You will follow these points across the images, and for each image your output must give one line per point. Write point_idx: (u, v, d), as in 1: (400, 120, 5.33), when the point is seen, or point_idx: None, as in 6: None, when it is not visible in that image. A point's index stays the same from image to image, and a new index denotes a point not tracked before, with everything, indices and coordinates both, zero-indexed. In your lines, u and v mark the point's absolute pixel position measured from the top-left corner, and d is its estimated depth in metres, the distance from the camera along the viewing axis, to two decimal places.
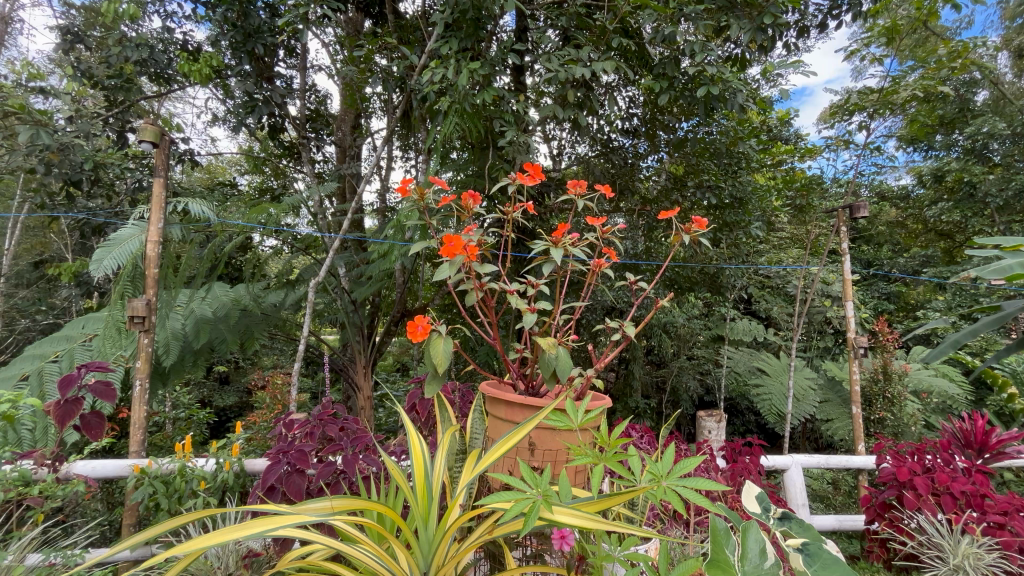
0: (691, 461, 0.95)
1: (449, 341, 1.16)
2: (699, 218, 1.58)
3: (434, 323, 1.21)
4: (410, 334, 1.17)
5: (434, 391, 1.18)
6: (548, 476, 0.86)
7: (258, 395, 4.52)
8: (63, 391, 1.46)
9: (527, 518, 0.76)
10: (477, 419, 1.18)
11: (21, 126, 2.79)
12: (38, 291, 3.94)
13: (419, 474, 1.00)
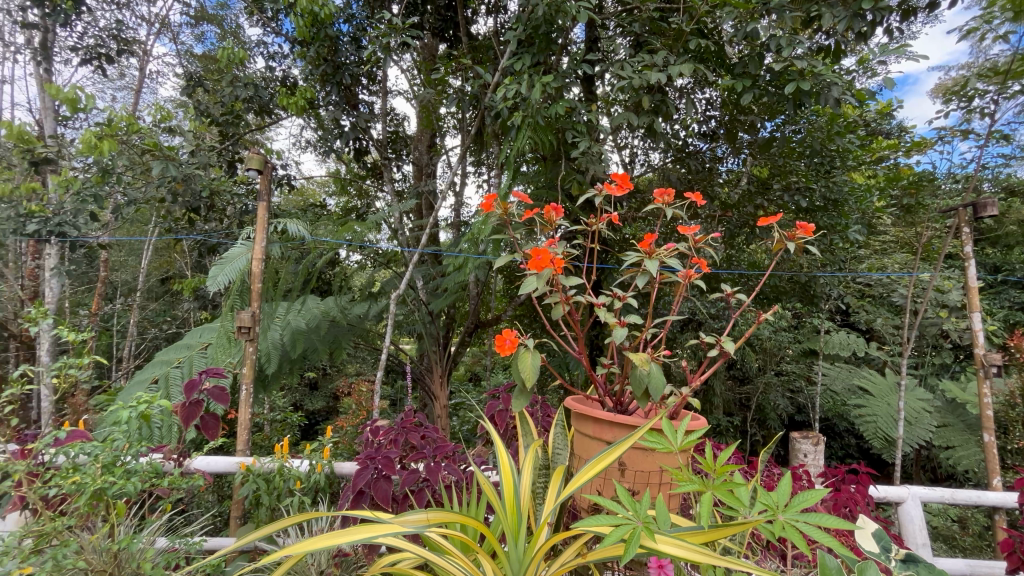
0: (812, 494, 0.86)
1: (536, 355, 1.16)
2: (803, 224, 1.46)
3: (522, 337, 1.21)
4: (498, 348, 1.18)
5: (521, 404, 1.18)
6: (649, 503, 0.83)
7: (344, 401, 4.82)
8: (186, 394, 1.64)
9: (627, 545, 0.73)
10: (564, 437, 1.16)
11: (155, 161, 3.23)
12: (164, 304, 4.51)
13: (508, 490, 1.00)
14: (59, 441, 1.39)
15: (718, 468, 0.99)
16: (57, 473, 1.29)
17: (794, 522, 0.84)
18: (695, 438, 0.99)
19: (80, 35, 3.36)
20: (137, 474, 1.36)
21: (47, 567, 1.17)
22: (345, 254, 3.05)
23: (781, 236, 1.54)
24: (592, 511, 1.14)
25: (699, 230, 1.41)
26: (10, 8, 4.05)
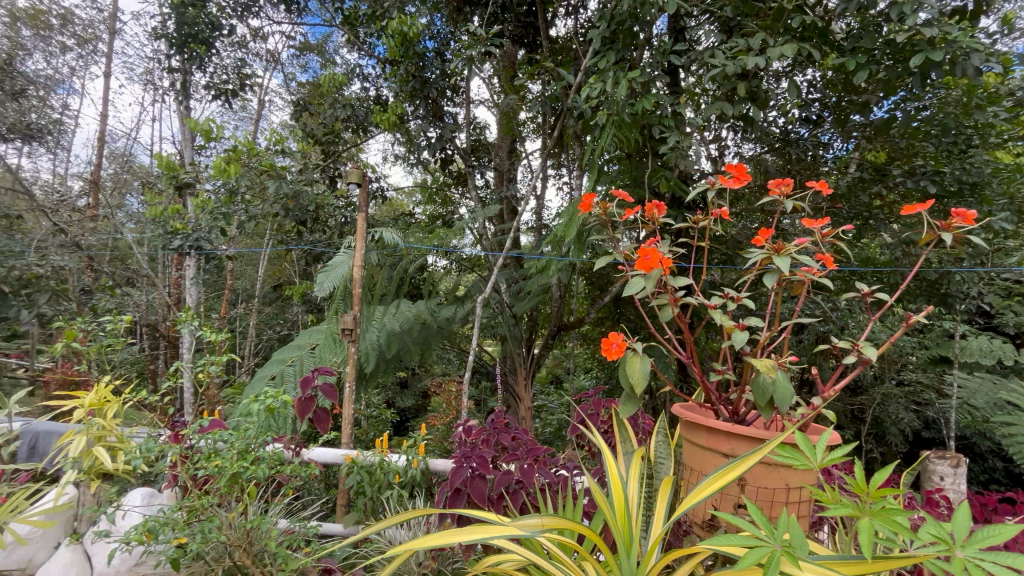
0: (1002, 530, 0.74)
1: (645, 360, 1.12)
2: (962, 211, 1.26)
3: (629, 341, 1.19)
4: (606, 352, 1.17)
5: (628, 411, 1.14)
6: (788, 525, 0.76)
7: (434, 400, 5.04)
8: (303, 390, 1.81)
9: (765, 569, 0.68)
10: (671, 447, 1.12)
11: (270, 181, 3.61)
12: (277, 309, 5.03)
13: (618, 499, 0.98)
14: (203, 428, 1.59)
15: (873, 492, 0.88)
16: (203, 456, 1.48)
17: (976, 560, 0.73)
18: (837, 458, 0.91)
19: (212, 74, 3.87)
20: (265, 461, 1.52)
21: (196, 538, 1.35)
22: (433, 260, 3.19)
23: (931, 225, 1.34)
24: (708, 527, 1.08)
25: (826, 223, 1.28)
26: (160, 57, 4.79)
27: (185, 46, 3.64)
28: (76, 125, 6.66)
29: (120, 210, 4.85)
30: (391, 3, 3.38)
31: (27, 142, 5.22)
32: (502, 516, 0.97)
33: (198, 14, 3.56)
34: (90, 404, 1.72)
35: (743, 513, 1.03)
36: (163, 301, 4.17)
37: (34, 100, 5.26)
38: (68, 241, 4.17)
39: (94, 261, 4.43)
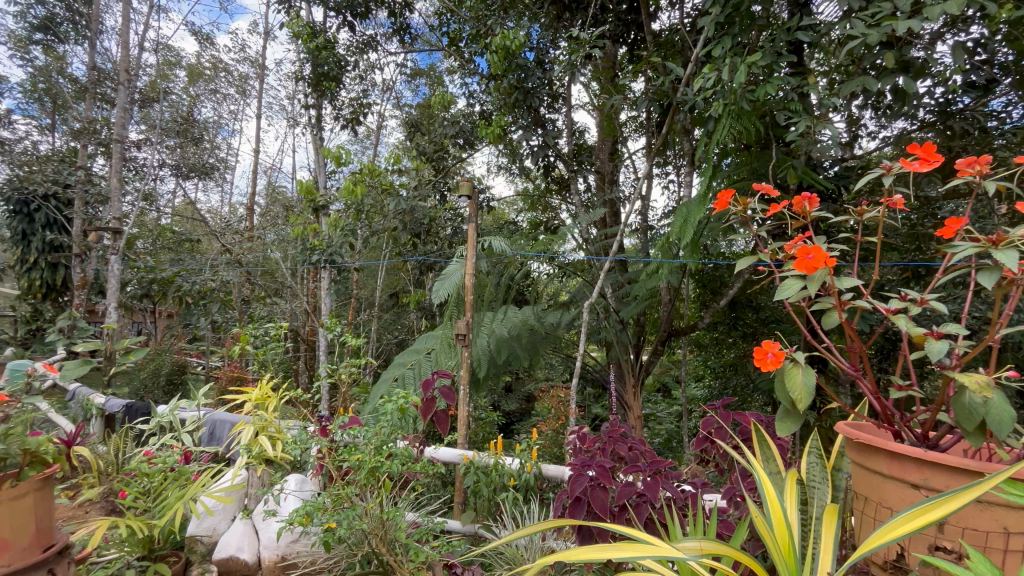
0: None
1: (810, 372, 1.01)
2: None
3: (787, 349, 1.08)
4: (759, 362, 1.08)
5: (786, 429, 1.04)
6: None
7: (540, 405, 5.09)
8: (425, 392, 1.92)
9: None
10: (828, 470, 1.00)
11: (390, 199, 3.94)
12: (396, 315, 5.46)
13: (780, 526, 0.89)
14: (346, 424, 1.76)
15: None
16: (345, 449, 1.62)
17: None
18: None
19: (340, 106, 4.33)
20: (398, 457, 1.64)
21: (342, 523, 1.49)
22: (540, 266, 3.22)
23: None
24: (891, 569, 0.93)
25: None
26: (299, 97, 5.49)
27: (320, 85, 4.12)
28: (235, 160, 7.85)
29: (270, 231, 5.62)
30: (494, 20, 3.50)
31: (203, 178, 6.29)
32: (647, 537, 0.92)
33: (328, 55, 4.00)
34: (256, 399, 2.00)
35: (941, 556, 0.87)
36: (303, 309, 4.73)
37: (208, 143, 6.32)
38: (233, 259, 4.93)
39: (252, 275, 5.18)
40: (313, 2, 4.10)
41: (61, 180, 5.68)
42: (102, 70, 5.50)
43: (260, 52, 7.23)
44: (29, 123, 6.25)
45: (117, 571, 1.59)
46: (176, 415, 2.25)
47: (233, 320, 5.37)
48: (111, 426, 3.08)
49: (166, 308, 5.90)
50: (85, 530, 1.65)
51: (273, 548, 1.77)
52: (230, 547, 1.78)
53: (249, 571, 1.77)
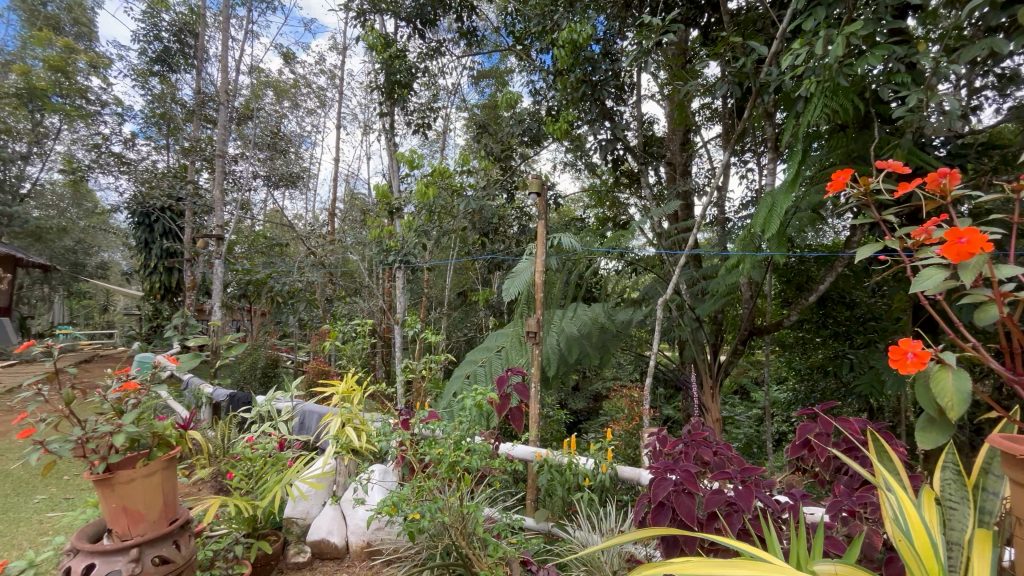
0: None
1: (962, 376, 0.90)
2: None
3: (930, 348, 0.97)
4: (896, 363, 0.98)
5: (936, 442, 0.96)
6: None
7: (611, 404, 4.97)
8: (499, 389, 1.92)
9: None
10: (966, 489, 0.91)
11: (461, 200, 4.03)
12: (465, 313, 5.58)
13: (926, 551, 0.80)
14: (425, 418, 1.81)
15: None
16: (426, 443, 1.66)
17: None
18: None
19: (410, 112, 4.47)
20: (477, 452, 1.66)
21: (425, 515, 1.54)
22: (610, 263, 3.12)
23: None
24: None
25: None
26: (373, 106, 5.77)
27: (392, 93, 4.30)
28: (317, 169, 8.41)
29: (349, 234, 5.96)
30: (560, 15, 3.45)
31: (290, 187, 6.78)
32: (764, 555, 0.85)
33: (400, 64, 4.16)
34: (343, 391, 2.12)
35: None
36: (379, 308, 4.95)
37: (293, 154, 6.81)
38: (317, 261, 5.27)
39: (333, 276, 5.52)
40: (386, 14, 4.26)
41: (174, 193, 6.37)
42: (205, 93, 6.10)
43: (338, 66, 7.70)
44: (148, 145, 7.07)
45: (226, 547, 1.73)
46: (273, 405, 2.44)
47: (317, 318, 5.75)
48: (217, 413, 3.40)
49: (260, 307, 6.43)
50: (201, 506, 1.83)
51: (360, 533, 1.88)
52: (322, 530, 1.90)
53: (339, 554, 1.89)
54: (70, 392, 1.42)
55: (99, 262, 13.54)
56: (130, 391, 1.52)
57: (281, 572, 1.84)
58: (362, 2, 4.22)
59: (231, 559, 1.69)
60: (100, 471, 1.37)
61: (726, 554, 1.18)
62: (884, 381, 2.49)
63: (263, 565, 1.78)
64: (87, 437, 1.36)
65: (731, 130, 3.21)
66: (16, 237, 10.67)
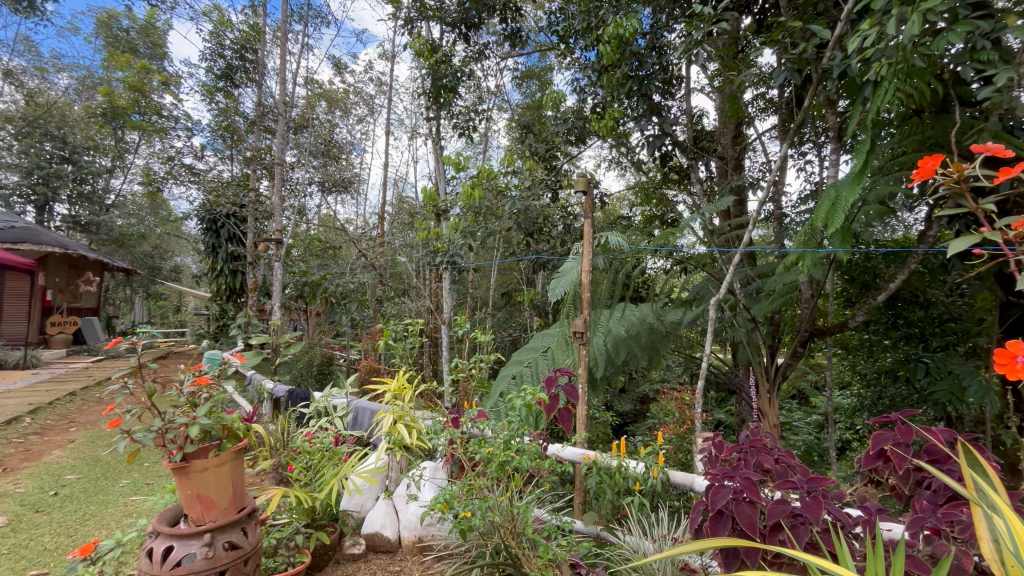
0: None
1: None
2: None
3: None
4: (1007, 370, 0.89)
5: None
6: None
7: (660, 407, 4.84)
8: (546, 389, 1.88)
9: None
10: None
11: (507, 200, 4.04)
12: (511, 313, 5.59)
13: None
14: (475, 417, 1.82)
15: None
16: (476, 442, 1.68)
17: None
18: None
19: (456, 115, 4.53)
20: (527, 453, 1.65)
21: (476, 514, 1.55)
22: (658, 262, 3.02)
23: None
24: None
25: None
26: (420, 111, 5.91)
27: (438, 97, 4.37)
28: (367, 174, 8.70)
29: (397, 236, 6.13)
30: (606, 10, 3.38)
31: (342, 192, 7.06)
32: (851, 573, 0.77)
33: (446, 68, 4.23)
34: (394, 389, 2.18)
35: None
36: (427, 308, 5.06)
37: (345, 161, 7.08)
38: (368, 263, 5.45)
39: (383, 278, 5.69)
40: (432, 20, 4.33)
41: (237, 201, 6.77)
42: (265, 106, 6.44)
43: (387, 74, 7.93)
44: (214, 156, 7.55)
45: (288, 537, 1.79)
46: (329, 401, 2.53)
47: (368, 317, 5.94)
48: (278, 408, 3.58)
49: (315, 307, 6.73)
50: (265, 496, 1.93)
51: (412, 529, 1.92)
52: (376, 524, 1.96)
53: (391, 548, 1.94)
54: (152, 385, 1.54)
55: (173, 266, 14.63)
56: (204, 385, 1.63)
57: (338, 562, 1.90)
58: (410, 10, 4.31)
59: (293, 547, 1.76)
60: (178, 460, 1.47)
61: (792, 567, 1.12)
62: (966, 388, 2.29)
63: (321, 554, 1.85)
64: (168, 427, 1.47)
65: (788, 121, 3.04)
66: (103, 244, 11.68)
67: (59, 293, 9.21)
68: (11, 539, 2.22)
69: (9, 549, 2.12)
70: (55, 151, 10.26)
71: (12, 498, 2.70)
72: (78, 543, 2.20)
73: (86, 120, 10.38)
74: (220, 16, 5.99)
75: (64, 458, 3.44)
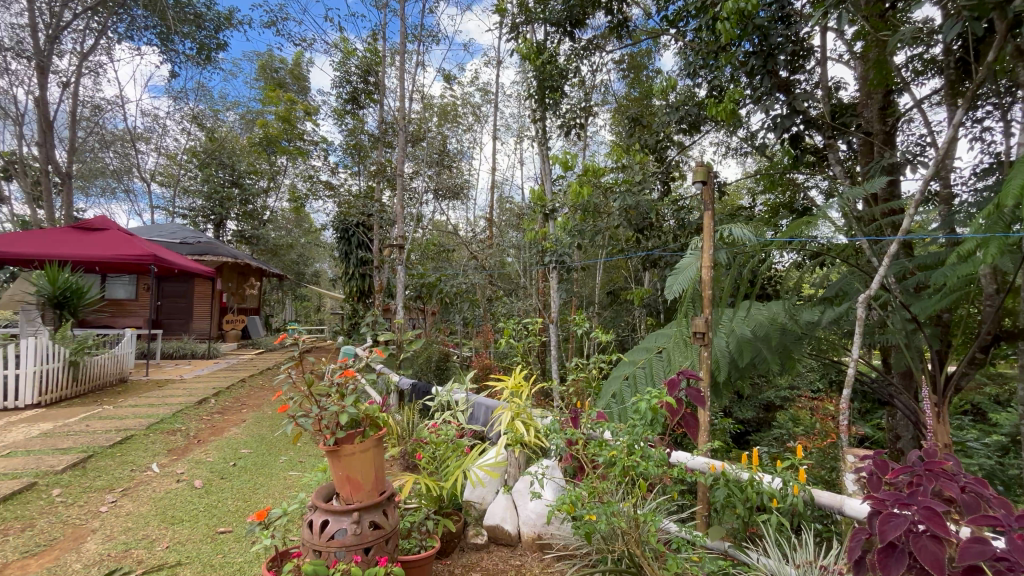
0: None
1: None
2: None
3: None
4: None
5: None
6: None
7: (792, 416, 4.35)
8: (672, 392, 1.76)
9: None
10: None
11: (616, 196, 3.92)
12: (620, 312, 5.44)
13: None
14: (596, 419, 1.80)
15: None
16: (597, 444, 1.66)
17: None
18: None
19: (562, 114, 4.52)
20: (653, 459, 1.58)
21: (601, 518, 1.52)
22: (781, 257, 2.65)
23: None
24: None
25: None
26: (525, 114, 6.01)
27: (545, 97, 4.39)
28: (475, 179, 9.07)
29: (505, 237, 6.29)
30: None
31: (454, 197, 7.45)
32: None
33: (552, 68, 4.23)
34: (512, 386, 2.25)
35: None
36: (535, 307, 5.12)
37: (456, 168, 7.45)
38: (479, 264, 5.68)
39: (493, 278, 5.88)
40: (537, 22, 4.35)
41: (365, 211, 7.49)
42: (386, 122, 7.04)
43: (493, 81, 8.20)
44: (346, 172, 8.43)
45: (419, 521, 1.92)
46: (451, 396, 2.67)
47: (480, 316, 6.19)
48: (403, 400, 3.89)
49: (431, 306, 7.18)
50: (398, 481, 2.10)
51: (532, 525, 1.96)
52: (496, 517, 2.03)
53: (511, 541, 2.00)
54: (310, 376, 1.76)
55: (313, 271, 16.65)
56: (350, 377, 1.82)
57: (463, 550, 2.01)
58: (516, 16, 4.39)
59: (424, 531, 1.89)
60: (331, 444, 1.66)
61: None
62: None
63: (448, 540, 1.98)
64: (323, 414, 1.68)
65: (957, 84, 2.52)
66: (262, 253, 13.71)
67: (231, 296, 11.00)
68: (205, 499, 2.70)
69: (204, 508, 2.57)
70: (226, 177, 12.27)
71: (204, 465, 3.28)
72: (252, 508, 2.59)
73: (248, 149, 12.25)
74: (347, 46, 6.60)
75: (238, 435, 4.08)
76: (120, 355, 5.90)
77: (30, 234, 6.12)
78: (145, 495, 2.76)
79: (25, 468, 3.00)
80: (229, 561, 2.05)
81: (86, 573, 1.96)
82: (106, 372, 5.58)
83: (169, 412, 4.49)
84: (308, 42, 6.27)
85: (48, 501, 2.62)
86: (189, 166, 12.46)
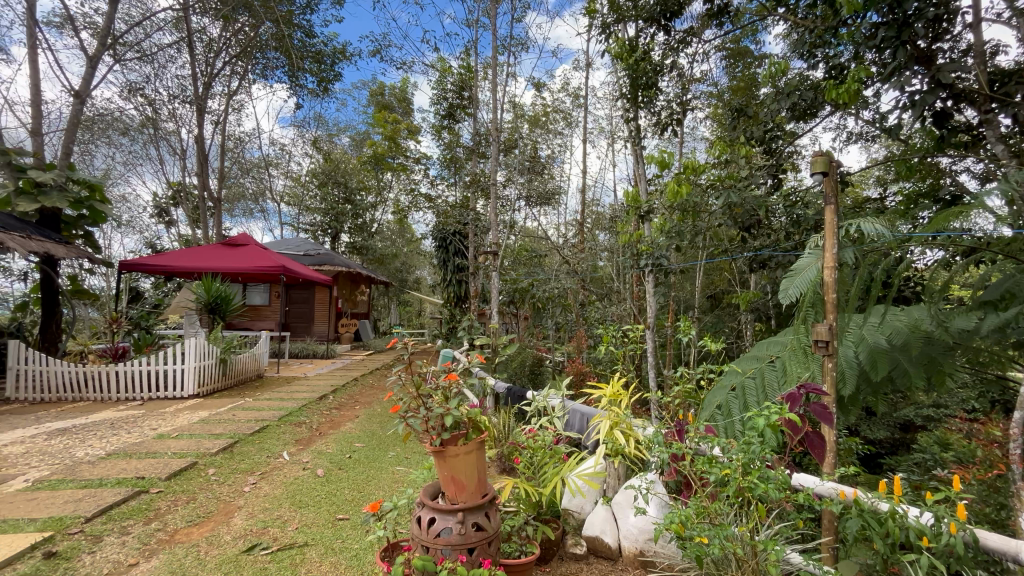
0: None
1: None
2: None
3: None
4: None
5: None
6: None
7: (942, 439, 3.72)
8: (790, 407, 1.59)
9: None
10: None
11: (718, 194, 3.68)
12: (723, 317, 5.07)
13: None
14: (704, 433, 1.68)
15: None
16: (708, 460, 1.55)
17: None
18: None
19: (656, 112, 4.35)
20: (772, 481, 1.43)
21: (713, 541, 1.42)
22: (925, 255, 2.28)
23: None
24: None
25: None
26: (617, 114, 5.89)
27: (637, 96, 4.26)
28: (566, 183, 9.04)
29: (597, 241, 6.19)
30: None
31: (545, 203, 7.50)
32: None
33: (645, 66, 4.09)
34: (610, 394, 2.20)
35: None
36: (630, 312, 4.97)
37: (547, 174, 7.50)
38: (571, 269, 5.65)
39: (585, 283, 5.80)
40: (629, 20, 4.23)
41: (461, 220, 7.82)
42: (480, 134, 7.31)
43: (583, 83, 8.15)
44: (442, 184, 8.88)
45: (519, 525, 1.94)
46: (548, 401, 2.66)
47: (572, 321, 6.15)
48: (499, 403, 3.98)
49: (524, 311, 7.28)
50: (498, 484, 2.15)
51: (633, 540, 1.89)
52: (596, 528, 1.99)
53: (612, 555, 1.95)
54: (416, 378, 1.87)
55: (414, 278, 17.72)
56: (453, 380, 1.90)
57: (562, 559, 1.99)
58: (606, 16, 4.31)
59: (524, 537, 1.90)
60: (437, 444, 1.74)
61: None
62: None
63: (547, 547, 1.97)
64: (429, 415, 1.77)
65: None
66: (370, 262, 14.90)
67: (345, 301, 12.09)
68: (326, 487, 2.98)
69: (325, 495, 2.84)
70: (340, 194, 13.56)
71: (325, 455, 3.63)
72: (365, 499, 2.81)
73: (358, 168, 13.44)
74: (444, 65, 6.97)
75: (352, 430, 4.46)
76: (257, 354, 6.76)
77: (190, 250, 7.24)
78: (278, 479, 3.12)
79: (189, 449, 3.55)
80: (347, 546, 2.23)
81: (235, 545, 2.25)
82: (247, 368, 6.42)
83: (296, 406, 5.05)
84: (408, 65, 6.73)
85: (206, 479, 3.07)
86: (310, 186, 13.96)
